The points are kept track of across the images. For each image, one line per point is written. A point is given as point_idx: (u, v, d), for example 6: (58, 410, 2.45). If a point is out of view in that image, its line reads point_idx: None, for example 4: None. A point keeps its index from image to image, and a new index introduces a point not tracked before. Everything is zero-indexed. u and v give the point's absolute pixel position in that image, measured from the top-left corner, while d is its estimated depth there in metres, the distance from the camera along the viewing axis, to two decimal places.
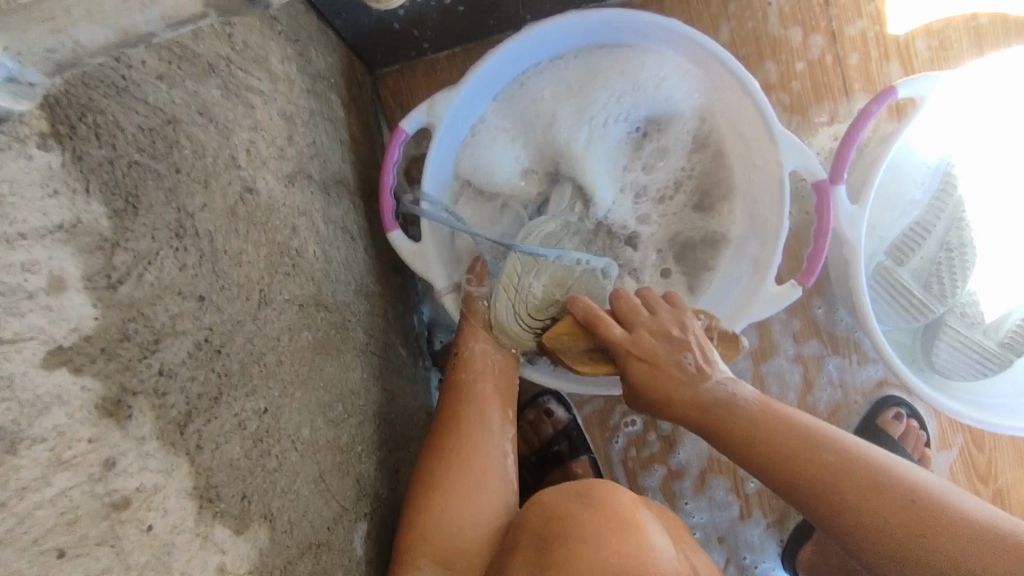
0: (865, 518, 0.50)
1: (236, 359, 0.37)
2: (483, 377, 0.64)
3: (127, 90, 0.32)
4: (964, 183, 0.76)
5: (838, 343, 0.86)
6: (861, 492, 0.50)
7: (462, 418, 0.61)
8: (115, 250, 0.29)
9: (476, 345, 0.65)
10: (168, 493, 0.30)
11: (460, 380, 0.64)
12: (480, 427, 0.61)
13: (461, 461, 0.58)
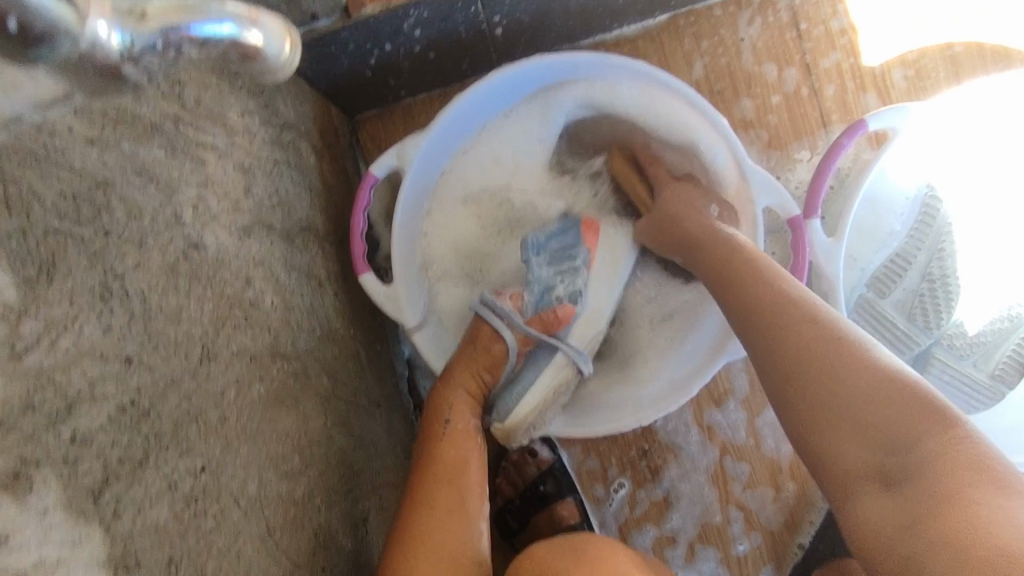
0: (851, 416, 0.47)
1: (168, 418, 0.37)
2: (468, 450, 0.64)
3: (48, 157, 0.32)
4: (963, 209, 0.74)
5: None
6: (835, 354, 0.50)
7: (446, 495, 0.59)
8: (23, 320, 0.29)
9: (463, 427, 0.65)
10: (73, 565, 0.29)
11: (446, 453, 0.62)
12: (462, 508, 0.59)
13: (433, 547, 0.55)
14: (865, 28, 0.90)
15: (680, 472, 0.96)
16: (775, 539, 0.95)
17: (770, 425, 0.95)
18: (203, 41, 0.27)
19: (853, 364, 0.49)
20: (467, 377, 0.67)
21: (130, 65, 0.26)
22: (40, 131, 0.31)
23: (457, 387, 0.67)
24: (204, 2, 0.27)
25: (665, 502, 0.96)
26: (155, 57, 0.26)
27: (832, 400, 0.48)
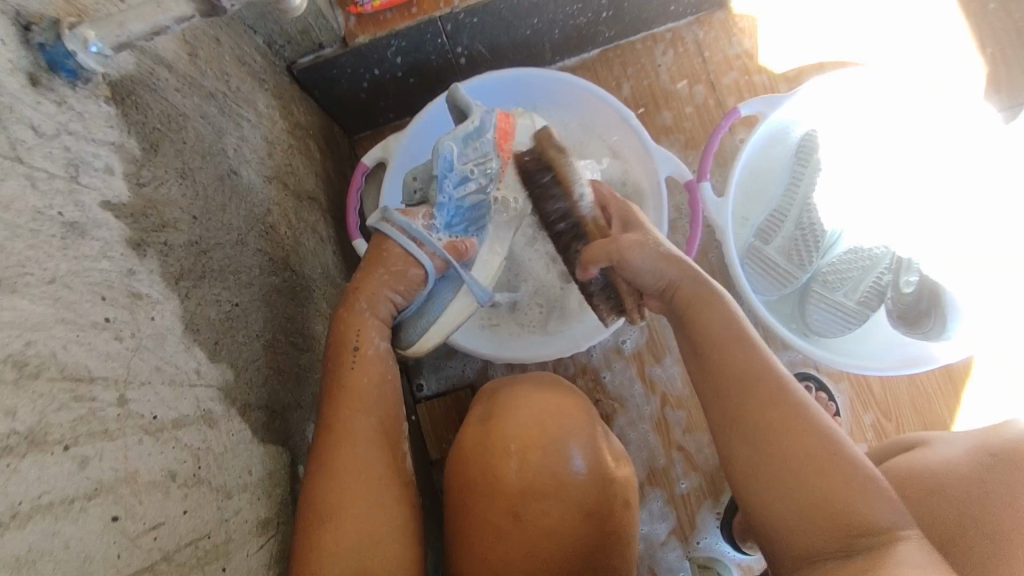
0: (795, 509, 0.55)
1: (217, 263, 0.56)
2: (376, 378, 0.65)
3: (155, 89, 0.53)
4: (841, 167, 0.94)
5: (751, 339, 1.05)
6: (784, 455, 0.56)
7: (354, 425, 0.61)
8: (142, 168, 0.49)
9: (371, 381, 0.64)
10: (165, 309, 0.47)
11: (355, 380, 0.64)
12: (371, 436, 0.62)
13: (352, 476, 0.59)
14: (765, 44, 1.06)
15: (628, 420, 1.11)
16: (712, 482, 1.09)
17: None
18: None
19: (807, 444, 0.56)
20: (373, 294, 0.68)
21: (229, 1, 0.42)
22: (148, 72, 0.52)
23: (365, 306, 0.68)
24: None
25: None
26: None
27: (767, 479, 0.56)
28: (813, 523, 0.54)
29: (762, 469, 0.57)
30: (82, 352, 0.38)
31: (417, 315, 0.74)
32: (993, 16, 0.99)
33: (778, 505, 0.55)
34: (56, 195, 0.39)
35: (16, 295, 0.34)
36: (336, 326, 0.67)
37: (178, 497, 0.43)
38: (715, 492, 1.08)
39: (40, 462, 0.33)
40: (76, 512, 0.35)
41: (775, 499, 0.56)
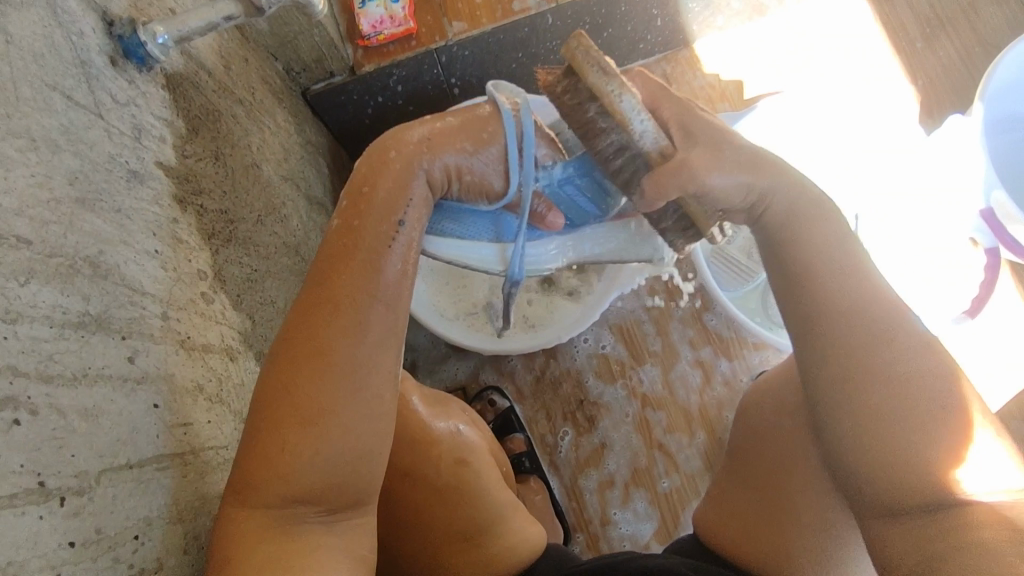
0: (884, 454, 0.50)
1: (241, 232, 0.66)
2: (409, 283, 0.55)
3: (198, 86, 0.64)
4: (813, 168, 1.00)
5: (726, 343, 1.09)
6: (887, 398, 0.50)
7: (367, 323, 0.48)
8: (187, 144, 0.59)
9: (391, 268, 0.50)
10: (199, 256, 0.56)
11: (377, 259, 0.50)
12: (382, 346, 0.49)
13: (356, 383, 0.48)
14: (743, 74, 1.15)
15: (612, 423, 1.08)
16: (696, 482, 1.05)
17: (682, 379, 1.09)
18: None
19: (910, 388, 0.50)
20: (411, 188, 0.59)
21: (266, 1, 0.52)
22: (194, 72, 0.63)
23: (419, 162, 0.51)
24: None
25: (603, 448, 1.07)
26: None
27: (873, 422, 0.50)
28: (903, 471, 0.49)
29: (871, 408, 0.50)
30: (138, 270, 0.47)
31: (452, 220, 0.58)
32: (922, 54, 1.12)
33: (877, 451, 0.50)
34: (125, 148, 0.49)
35: (94, 213, 0.43)
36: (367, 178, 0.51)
37: (204, 408, 0.50)
38: (700, 490, 1.05)
39: (106, 341, 0.41)
40: (128, 390, 0.42)
41: (878, 441, 0.50)
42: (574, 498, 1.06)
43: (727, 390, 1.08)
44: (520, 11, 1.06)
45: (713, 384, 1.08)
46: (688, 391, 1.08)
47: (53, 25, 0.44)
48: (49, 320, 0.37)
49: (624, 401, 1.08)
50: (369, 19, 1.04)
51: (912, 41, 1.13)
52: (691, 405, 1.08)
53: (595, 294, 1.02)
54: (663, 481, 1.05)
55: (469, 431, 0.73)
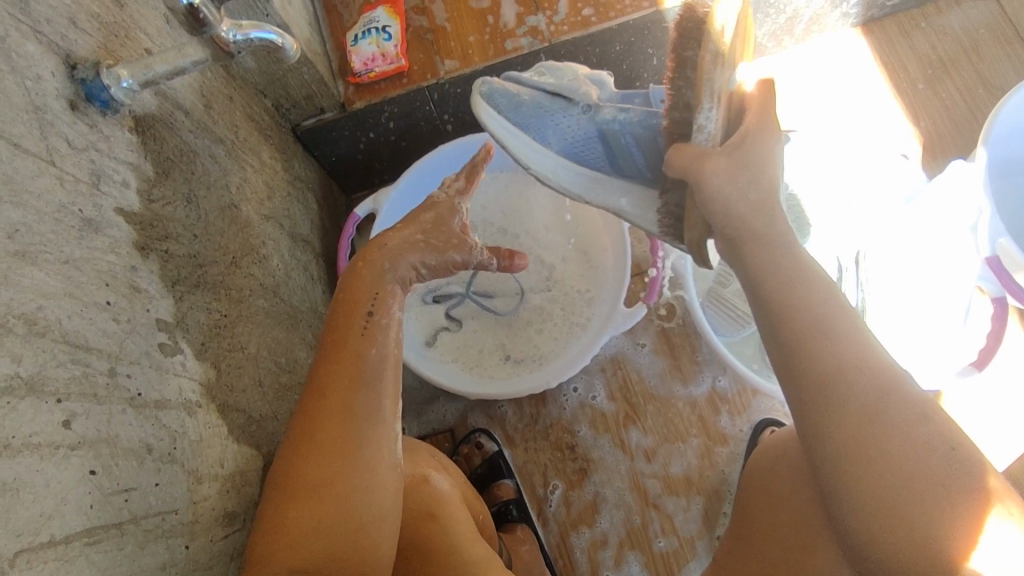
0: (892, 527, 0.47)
1: (212, 277, 0.63)
2: (384, 349, 0.58)
3: (172, 126, 0.63)
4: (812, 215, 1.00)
5: (722, 388, 1.05)
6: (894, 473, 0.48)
7: (357, 404, 0.55)
8: (153, 188, 0.57)
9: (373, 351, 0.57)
10: (159, 306, 0.53)
11: (360, 346, 0.57)
12: (375, 421, 0.55)
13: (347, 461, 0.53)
14: None
15: (606, 475, 1.03)
16: (693, 539, 1.00)
17: (679, 428, 1.04)
18: (267, 43, 0.55)
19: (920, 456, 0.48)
20: (399, 261, 0.62)
21: (230, 46, 0.54)
22: (166, 114, 0.62)
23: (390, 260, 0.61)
24: (268, 26, 0.56)
25: (595, 501, 1.03)
26: (242, 44, 0.55)
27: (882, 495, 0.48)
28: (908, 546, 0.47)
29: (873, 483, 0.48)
30: (83, 324, 0.44)
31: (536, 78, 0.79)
32: (925, 95, 1.10)
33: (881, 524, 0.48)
34: (78, 195, 0.47)
35: (36, 267, 0.41)
36: (349, 286, 0.60)
37: (152, 469, 0.47)
38: (697, 547, 1.00)
39: (37, 406, 0.39)
40: (60, 458, 0.39)
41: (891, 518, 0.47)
42: (563, 553, 1.01)
43: (727, 440, 1.04)
44: (513, 51, 1.01)
45: (713, 433, 1.04)
46: (686, 441, 1.04)
47: (3, 71, 0.42)
48: None
49: (617, 451, 1.04)
50: (359, 57, 1.00)
51: (913, 82, 1.11)
52: (687, 454, 1.03)
53: (587, 338, 0.98)
54: (659, 537, 1.01)
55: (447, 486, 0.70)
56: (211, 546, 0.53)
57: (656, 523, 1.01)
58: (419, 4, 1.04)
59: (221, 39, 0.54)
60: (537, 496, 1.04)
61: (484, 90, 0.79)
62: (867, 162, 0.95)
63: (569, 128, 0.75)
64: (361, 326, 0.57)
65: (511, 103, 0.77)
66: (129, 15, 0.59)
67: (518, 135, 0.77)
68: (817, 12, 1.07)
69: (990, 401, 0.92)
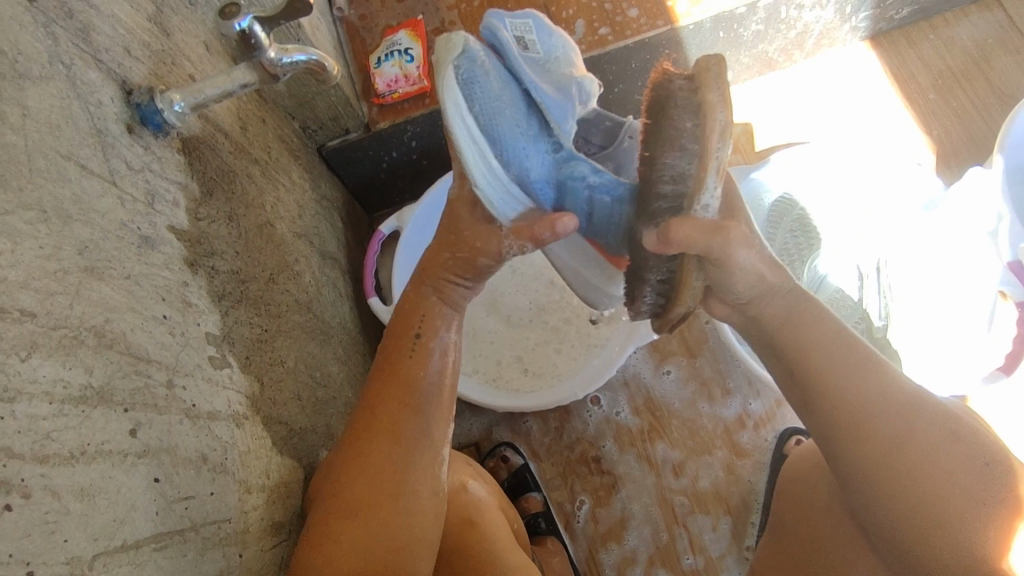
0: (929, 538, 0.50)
1: (253, 292, 0.65)
2: (427, 366, 0.60)
3: (215, 148, 0.65)
4: (830, 223, 1.02)
5: (744, 396, 1.06)
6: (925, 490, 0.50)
7: (405, 426, 0.57)
8: (200, 207, 0.59)
9: (421, 369, 0.60)
10: (208, 320, 0.55)
11: (404, 364, 0.59)
12: (421, 441, 0.58)
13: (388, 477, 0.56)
14: (758, 123, 1.16)
15: (632, 486, 1.03)
16: (721, 549, 1.00)
17: (703, 437, 1.05)
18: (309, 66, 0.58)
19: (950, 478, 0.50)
20: (444, 286, 0.60)
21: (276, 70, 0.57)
22: (209, 136, 0.64)
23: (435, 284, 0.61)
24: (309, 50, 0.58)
25: (623, 513, 1.03)
26: (286, 67, 0.57)
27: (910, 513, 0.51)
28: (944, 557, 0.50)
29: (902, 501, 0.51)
30: (144, 337, 0.46)
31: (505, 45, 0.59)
32: (936, 104, 1.12)
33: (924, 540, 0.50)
34: (137, 214, 0.49)
35: (103, 281, 0.43)
36: (400, 312, 0.62)
37: (207, 478, 0.49)
38: (725, 557, 1.00)
39: (108, 415, 0.40)
40: (128, 465, 0.41)
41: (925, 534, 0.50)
42: (592, 565, 1.01)
43: (753, 449, 1.04)
44: None
45: (738, 443, 1.04)
46: (712, 450, 1.04)
47: (71, 97, 0.45)
48: (49, 396, 0.36)
49: (643, 463, 1.04)
50: (383, 78, 1.03)
51: (923, 91, 1.13)
52: (713, 463, 1.03)
53: (612, 348, 0.99)
54: (688, 548, 1.01)
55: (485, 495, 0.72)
56: (260, 555, 0.54)
57: (684, 534, 1.01)
58: (439, 27, 1.07)
59: (268, 63, 0.56)
60: (564, 509, 1.04)
61: (460, 70, 0.54)
62: (883, 169, 0.96)
63: (533, 167, 0.59)
64: (407, 350, 0.60)
65: (483, 103, 0.55)
66: (175, 43, 0.61)
67: (479, 156, 0.54)
68: (827, 25, 1.10)
69: (1018, 405, 0.92)
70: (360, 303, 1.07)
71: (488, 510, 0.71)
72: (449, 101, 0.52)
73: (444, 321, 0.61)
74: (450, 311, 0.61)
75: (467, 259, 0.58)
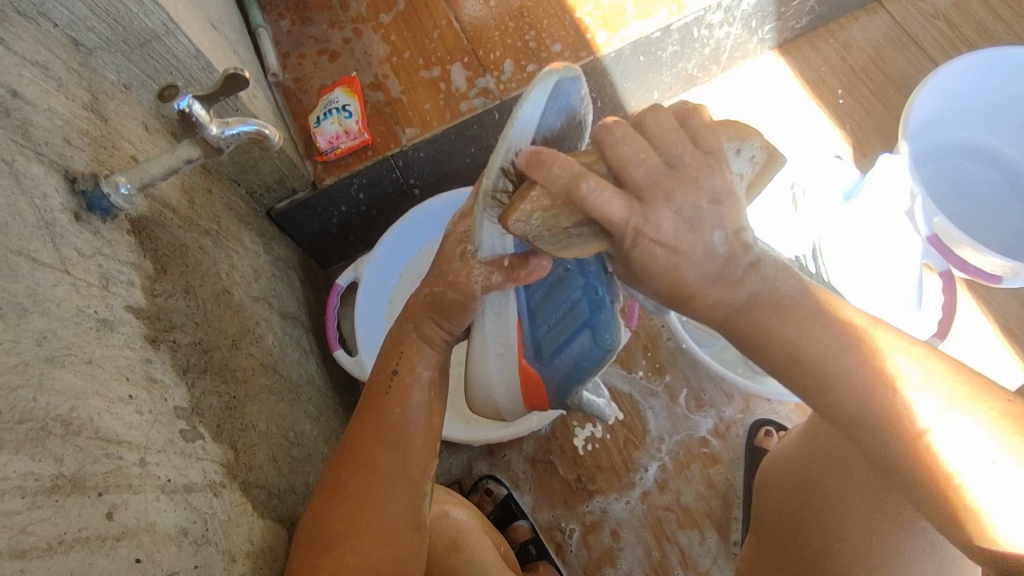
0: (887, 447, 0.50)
1: (217, 361, 0.65)
2: (406, 402, 0.65)
3: (165, 225, 0.66)
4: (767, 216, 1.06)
5: (712, 397, 1.09)
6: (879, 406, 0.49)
7: (380, 462, 0.62)
8: (156, 283, 0.60)
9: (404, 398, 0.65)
10: (175, 393, 0.55)
11: (387, 403, 0.65)
12: (398, 472, 0.63)
13: (367, 508, 0.61)
14: None
15: (616, 499, 1.05)
16: (711, 548, 1.02)
17: (679, 442, 1.07)
18: (249, 134, 0.60)
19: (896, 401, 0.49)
20: (423, 325, 0.67)
21: (220, 143, 0.59)
22: (157, 213, 0.65)
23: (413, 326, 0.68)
24: (249, 120, 0.61)
25: (611, 529, 1.04)
26: (229, 138, 0.59)
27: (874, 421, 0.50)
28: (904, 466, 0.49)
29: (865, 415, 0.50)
30: (112, 419, 0.46)
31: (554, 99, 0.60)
32: (843, 101, 1.21)
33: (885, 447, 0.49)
34: (93, 298, 0.49)
35: (64, 368, 0.43)
36: (384, 351, 0.69)
37: (190, 552, 0.49)
38: (716, 556, 1.02)
39: (81, 501, 0.40)
40: (107, 549, 0.41)
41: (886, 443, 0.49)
42: None
43: (727, 446, 1.07)
44: (468, 112, 1.08)
45: (712, 442, 1.07)
46: (689, 454, 1.07)
47: (17, 194, 0.46)
48: (21, 490, 0.36)
49: (624, 475, 1.06)
50: (324, 137, 1.05)
51: (832, 91, 1.22)
52: (691, 466, 1.06)
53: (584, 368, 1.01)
54: (679, 554, 1.02)
55: (469, 519, 0.75)
56: None
57: (673, 539, 1.03)
58: (374, 81, 1.11)
59: (210, 137, 0.58)
60: (553, 535, 1.05)
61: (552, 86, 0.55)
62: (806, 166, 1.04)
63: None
64: (386, 386, 0.65)
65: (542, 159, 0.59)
66: (114, 127, 0.63)
67: (507, 186, 0.58)
68: (737, 40, 1.19)
69: None
70: (326, 358, 1.07)
71: (472, 535, 0.73)
72: (529, 110, 0.54)
73: (422, 360, 0.67)
74: (427, 350, 0.67)
75: (439, 293, 0.65)
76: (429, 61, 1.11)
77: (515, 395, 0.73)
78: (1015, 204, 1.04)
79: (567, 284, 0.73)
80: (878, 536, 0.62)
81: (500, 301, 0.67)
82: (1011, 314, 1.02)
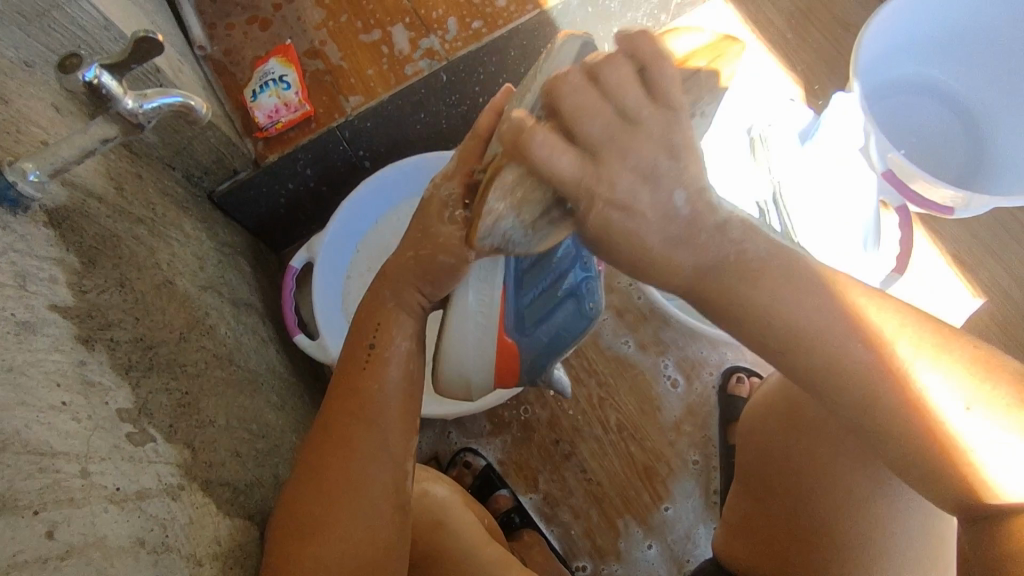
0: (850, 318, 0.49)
1: (163, 357, 0.61)
2: (385, 382, 0.62)
3: (91, 216, 0.60)
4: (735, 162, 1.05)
5: (682, 349, 1.09)
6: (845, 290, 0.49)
7: (360, 443, 0.60)
8: (84, 279, 0.55)
9: (383, 380, 0.62)
10: (118, 396, 0.51)
11: (365, 385, 0.61)
12: (379, 455, 0.60)
13: (347, 496, 0.58)
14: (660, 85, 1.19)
15: (594, 459, 1.05)
16: (687, 497, 1.04)
17: (652, 398, 1.07)
18: (171, 106, 0.54)
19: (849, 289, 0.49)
20: (377, 297, 0.64)
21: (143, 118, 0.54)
22: (79, 201, 0.59)
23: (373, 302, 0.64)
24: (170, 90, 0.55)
25: (592, 487, 1.04)
26: (151, 112, 0.54)
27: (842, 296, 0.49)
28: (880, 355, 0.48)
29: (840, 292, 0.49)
30: (44, 430, 0.42)
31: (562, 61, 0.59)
32: (793, 43, 1.19)
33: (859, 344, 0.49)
34: (8, 299, 0.44)
35: None
36: (358, 322, 0.65)
37: (149, 562, 0.45)
38: (694, 503, 1.04)
39: (15, 523, 0.37)
40: (51, 570, 0.38)
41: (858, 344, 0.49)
42: (571, 544, 1.03)
43: (700, 396, 1.08)
44: (414, 75, 1.03)
45: (685, 393, 1.08)
46: (664, 408, 1.07)
47: None
48: None
49: (600, 434, 1.06)
50: (262, 111, 0.99)
51: (781, 33, 1.20)
52: (664, 419, 1.07)
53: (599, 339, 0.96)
54: (660, 508, 1.03)
55: (444, 491, 0.74)
56: None
57: (652, 491, 1.04)
58: (311, 48, 1.04)
59: (127, 112, 0.53)
60: (534, 500, 1.05)
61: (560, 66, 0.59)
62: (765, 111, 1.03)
63: None
64: (362, 362, 0.62)
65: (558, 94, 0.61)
66: (17, 110, 0.56)
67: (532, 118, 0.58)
68: None
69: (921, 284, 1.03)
70: (286, 344, 1.03)
71: (454, 509, 0.72)
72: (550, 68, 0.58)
73: (400, 328, 0.63)
74: (387, 320, 0.64)
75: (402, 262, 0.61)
76: (368, 24, 1.05)
77: (487, 366, 0.69)
78: (958, 144, 1.04)
79: (552, 251, 0.71)
80: (866, 466, 0.63)
81: (488, 267, 0.62)
82: (962, 245, 1.04)
